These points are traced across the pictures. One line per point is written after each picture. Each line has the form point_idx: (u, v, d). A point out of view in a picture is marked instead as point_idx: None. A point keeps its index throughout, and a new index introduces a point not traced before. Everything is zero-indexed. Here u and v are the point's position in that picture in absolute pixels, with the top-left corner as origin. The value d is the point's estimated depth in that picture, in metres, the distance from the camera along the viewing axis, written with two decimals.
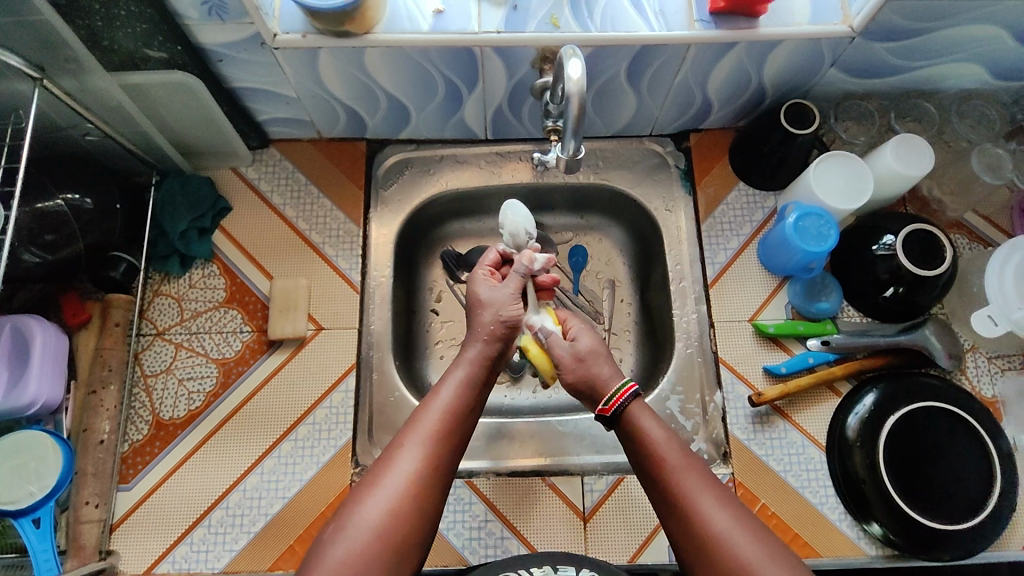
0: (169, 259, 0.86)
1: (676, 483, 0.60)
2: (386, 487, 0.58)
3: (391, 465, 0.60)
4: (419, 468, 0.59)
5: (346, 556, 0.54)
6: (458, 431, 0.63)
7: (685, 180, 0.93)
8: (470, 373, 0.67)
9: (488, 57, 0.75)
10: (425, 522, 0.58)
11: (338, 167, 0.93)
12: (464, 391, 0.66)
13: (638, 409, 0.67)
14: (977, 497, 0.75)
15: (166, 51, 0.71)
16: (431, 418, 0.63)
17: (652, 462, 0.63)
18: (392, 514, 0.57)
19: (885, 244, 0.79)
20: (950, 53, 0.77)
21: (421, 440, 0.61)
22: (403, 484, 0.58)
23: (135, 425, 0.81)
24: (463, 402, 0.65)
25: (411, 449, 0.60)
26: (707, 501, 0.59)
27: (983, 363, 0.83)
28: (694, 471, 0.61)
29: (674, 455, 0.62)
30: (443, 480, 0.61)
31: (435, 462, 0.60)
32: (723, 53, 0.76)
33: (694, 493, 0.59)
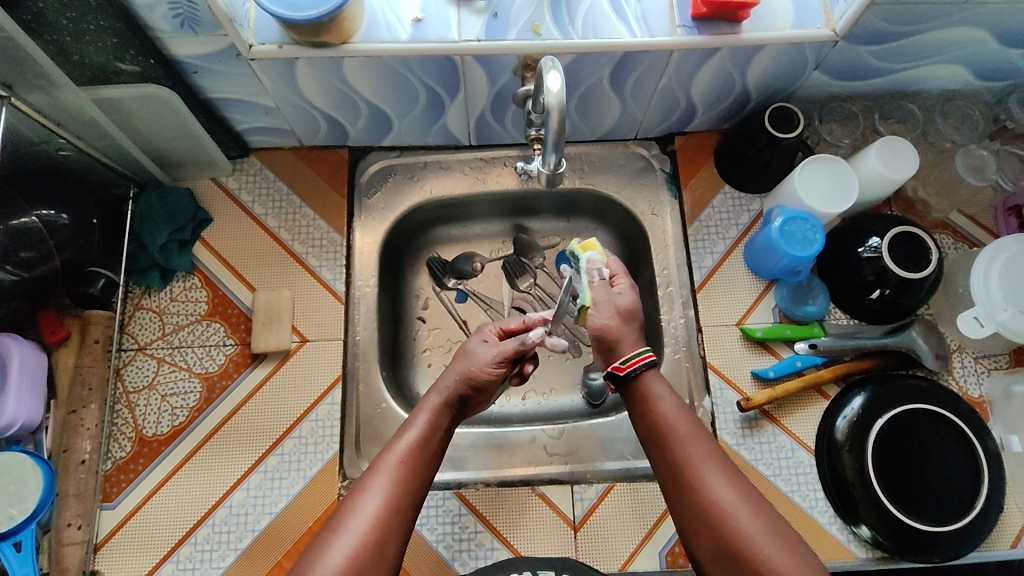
0: (150, 272, 0.85)
1: (680, 450, 0.62)
2: (350, 532, 0.57)
3: (353, 511, 0.58)
4: (381, 512, 0.58)
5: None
6: (421, 476, 0.63)
7: (671, 183, 0.93)
8: (433, 417, 0.67)
9: (469, 65, 0.74)
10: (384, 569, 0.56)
11: (321, 176, 0.92)
12: (428, 436, 0.65)
13: (651, 377, 0.67)
14: (965, 498, 0.75)
15: (139, 65, 0.69)
16: (394, 462, 0.62)
17: (660, 428, 0.64)
18: (353, 561, 0.55)
19: (872, 247, 0.79)
20: (932, 55, 0.77)
21: (384, 484, 0.60)
22: (365, 530, 0.57)
23: (117, 442, 0.80)
24: (426, 445, 0.64)
25: (374, 493, 0.59)
26: (710, 471, 0.60)
27: (969, 363, 0.83)
28: (698, 440, 0.62)
29: (679, 422, 0.63)
30: (402, 528, 0.59)
31: (397, 508, 0.59)
32: (707, 58, 0.75)
33: (699, 463, 0.60)
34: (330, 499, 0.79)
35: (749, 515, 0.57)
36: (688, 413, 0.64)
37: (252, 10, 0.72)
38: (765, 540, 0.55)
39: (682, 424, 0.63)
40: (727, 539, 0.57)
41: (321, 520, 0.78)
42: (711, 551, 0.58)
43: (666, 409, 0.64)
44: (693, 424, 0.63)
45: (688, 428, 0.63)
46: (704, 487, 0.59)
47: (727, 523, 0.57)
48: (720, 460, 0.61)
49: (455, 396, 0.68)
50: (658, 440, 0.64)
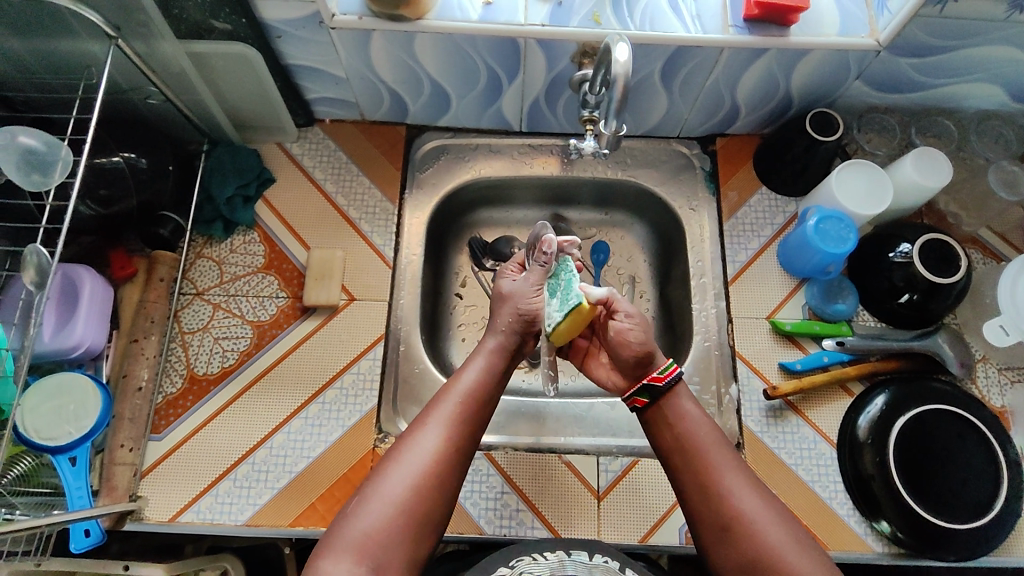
0: (213, 223, 0.90)
1: (705, 460, 0.65)
2: (408, 463, 0.62)
3: (412, 443, 0.64)
4: (439, 447, 0.63)
5: (370, 529, 0.58)
6: (477, 415, 0.67)
7: (710, 181, 0.97)
8: (492, 360, 0.70)
9: (532, 48, 0.80)
10: (442, 497, 0.62)
11: (378, 149, 0.98)
12: (486, 378, 0.68)
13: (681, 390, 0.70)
14: (985, 501, 0.76)
15: (231, 23, 0.76)
16: (452, 403, 0.66)
17: (683, 439, 0.67)
18: (412, 491, 0.61)
19: (902, 252, 0.82)
20: (970, 72, 0.81)
21: (442, 422, 0.65)
22: (424, 464, 0.62)
23: (169, 378, 0.84)
24: (483, 388, 0.68)
25: (432, 429, 0.64)
26: (740, 486, 0.63)
27: (992, 373, 0.85)
28: (722, 448, 0.66)
29: (707, 436, 0.67)
30: (459, 461, 0.64)
31: (453, 445, 0.64)
32: (755, 58, 0.80)
33: (725, 474, 0.64)
34: (366, 449, 0.82)
35: (778, 526, 0.61)
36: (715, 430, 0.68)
37: None
38: (789, 550, 0.59)
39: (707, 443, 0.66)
40: (749, 545, 0.60)
41: (355, 468, 0.81)
42: (731, 559, 0.61)
43: (695, 422, 0.67)
44: (717, 438, 0.67)
45: (712, 438, 0.67)
46: (731, 496, 0.62)
47: (752, 530, 0.60)
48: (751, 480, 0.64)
49: (512, 343, 0.71)
50: (678, 450, 0.67)
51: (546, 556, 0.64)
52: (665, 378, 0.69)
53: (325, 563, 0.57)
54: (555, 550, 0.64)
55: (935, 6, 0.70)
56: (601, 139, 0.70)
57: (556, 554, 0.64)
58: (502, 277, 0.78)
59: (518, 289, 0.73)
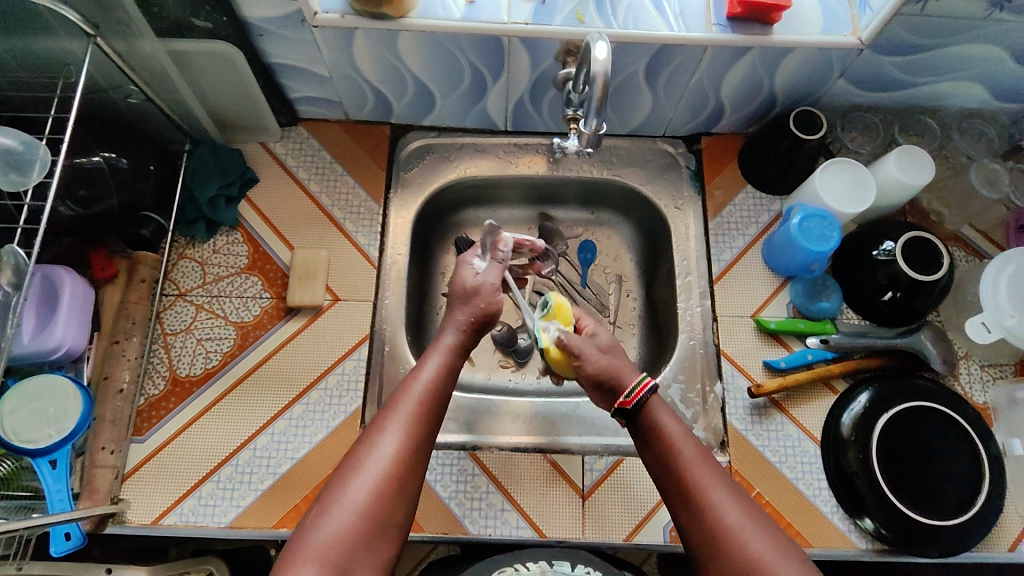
0: (196, 224, 0.90)
1: (686, 474, 0.64)
2: (369, 468, 0.61)
3: (373, 447, 0.62)
4: (399, 450, 0.63)
5: (331, 537, 0.57)
6: (435, 413, 0.66)
7: (695, 180, 0.97)
8: (447, 358, 0.70)
9: (515, 47, 0.79)
10: (404, 497, 0.62)
11: (363, 149, 0.97)
12: (442, 376, 0.69)
13: (655, 403, 0.69)
14: (967, 497, 0.77)
15: (212, 21, 0.75)
16: (411, 403, 0.65)
17: (666, 454, 0.65)
18: (373, 496, 0.60)
19: (886, 250, 0.83)
20: (952, 70, 0.82)
21: (401, 424, 0.64)
22: (384, 464, 0.61)
23: (151, 380, 0.84)
24: (441, 386, 0.68)
25: (392, 431, 0.63)
26: (722, 498, 0.62)
27: (975, 370, 0.85)
28: (704, 462, 0.64)
29: (687, 448, 0.65)
30: (419, 463, 0.64)
31: (412, 444, 0.63)
32: (738, 57, 0.80)
33: (707, 486, 0.62)
34: (350, 450, 0.82)
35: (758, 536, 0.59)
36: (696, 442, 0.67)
37: None
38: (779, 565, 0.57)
39: (689, 456, 0.65)
40: (734, 559, 0.58)
41: (340, 469, 0.81)
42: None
43: (676, 434, 0.66)
44: (698, 449, 0.66)
45: (694, 451, 0.65)
46: (714, 508, 0.61)
47: (737, 543, 0.59)
48: (731, 489, 0.63)
49: (465, 340, 0.72)
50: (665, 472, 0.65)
51: (529, 566, 0.64)
52: (635, 401, 0.68)
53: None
54: (538, 560, 0.65)
55: (916, 5, 0.71)
56: (580, 138, 0.71)
57: (538, 564, 0.64)
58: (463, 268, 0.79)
59: (483, 285, 0.76)
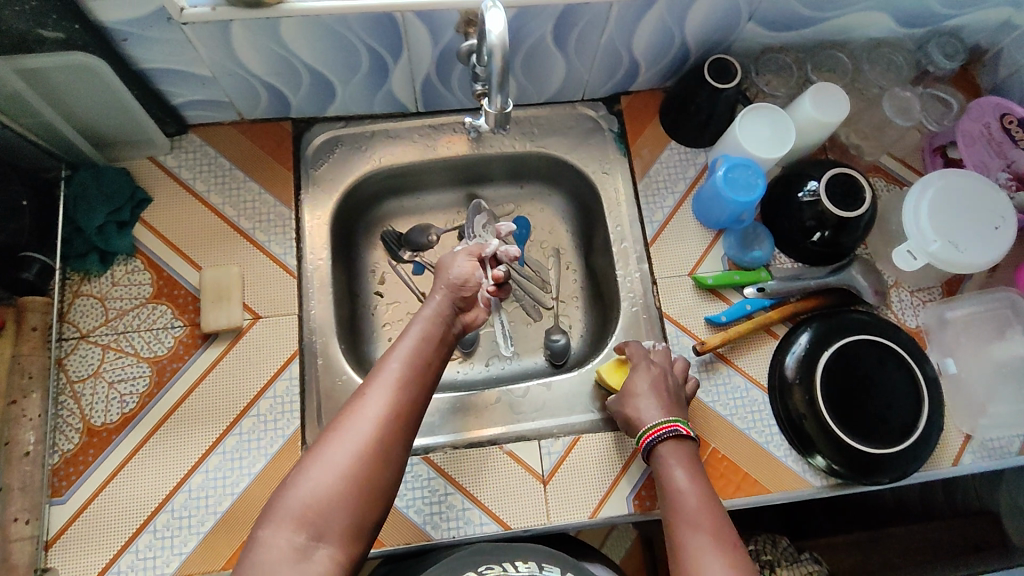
0: (88, 256, 0.81)
1: (677, 525, 0.63)
2: (352, 431, 0.60)
3: (357, 410, 0.62)
4: (385, 413, 0.61)
5: (313, 496, 0.57)
6: (423, 377, 0.66)
7: (620, 142, 0.94)
8: (433, 324, 0.71)
9: (410, 22, 0.73)
10: (389, 459, 0.61)
11: (265, 150, 0.90)
12: (427, 341, 0.69)
13: (665, 452, 0.70)
14: (909, 421, 0.78)
15: (63, 30, 0.66)
16: (396, 367, 0.65)
17: (666, 504, 0.66)
18: (357, 457, 0.59)
19: (810, 191, 0.82)
20: (855, 2, 0.81)
21: (386, 387, 0.63)
22: (370, 427, 0.60)
23: (64, 434, 0.77)
24: (426, 353, 0.68)
25: (375, 396, 0.62)
26: (707, 555, 0.59)
27: (906, 297, 0.87)
28: (702, 516, 0.63)
29: (693, 509, 0.64)
30: (408, 428, 0.63)
31: (400, 410, 0.62)
32: (644, 11, 0.77)
33: (696, 543, 0.61)
34: None
35: None
36: (708, 496, 0.66)
37: None
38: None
39: (686, 505, 0.64)
40: None
41: None
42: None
43: (676, 487, 0.66)
44: (706, 506, 0.64)
45: (697, 504, 0.64)
46: (698, 565, 0.59)
47: None
48: (722, 546, 0.60)
49: (446, 312, 0.73)
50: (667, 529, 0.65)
51: (517, 565, 0.61)
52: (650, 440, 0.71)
53: (265, 534, 0.55)
54: (527, 561, 0.61)
55: None
56: (489, 119, 0.66)
57: (527, 565, 0.61)
58: (455, 255, 0.79)
59: (462, 269, 0.76)
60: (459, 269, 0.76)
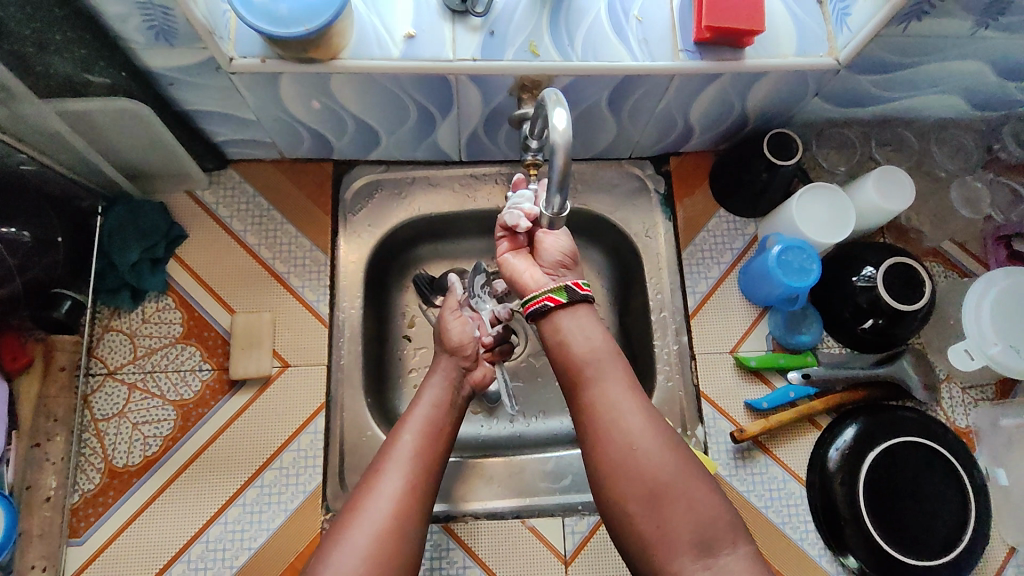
0: (120, 292, 0.80)
1: (598, 387, 0.64)
2: (371, 512, 0.60)
3: (374, 489, 0.62)
4: (401, 490, 0.63)
5: None
6: (435, 451, 0.68)
7: (666, 206, 0.91)
8: (441, 395, 0.72)
9: (464, 84, 0.71)
10: (411, 535, 0.61)
11: (304, 191, 0.88)
12: (437, 412, 0.71)
13: (571, 314, 0.69)
14: (953, 531, 0.75)
15: (109, 76, 0.65)
16: (408, 442, 0.67)
17: (579, 366, 0.66)
18: (378, 538, 0.59)
19: (866, 276, 0.78)
20: (930, 85, 0.77)
21: (402, 463, 0.65)
22: (391, 504, 0.61)
23: (85, 474, 0.76)
24: (436, 423, 0.70)
25: (392, 473, 0.64)
26: (623, 405, 0.63)
27: (957, 393, 0.83)
28: (617, 376, 0.65)
29: (619, 375, 0.65)
30: (425, 501, 0.64)
31: (417, 483, 0.64)
32: (708, 83, 0.73)
33: (615, 397, 0.64)
34: (314, 532, 0.76)
35: (666, 452, 0.61)
36: (619, 358, 0.67)
37: (232, 20, 0.66)
38: (689, 479, 0.60)
39: (597, 356, 0.66)
40: (644, 479, 0.60)
41: (303, 556, 0.75)
42: (630, 497, 0.60)
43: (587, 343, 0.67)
44: (622, 373, 0.66)
45: (621, 378, 0.65)
46: (620, 422, 0.62)
47: (642, 461, 0.60)
48: (637, 394, 0.64)
49: (454, 374, 0.75)
50: (586, 389, 0.65)
51: None
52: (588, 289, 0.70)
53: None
54: None
55: (898, 26, 0.64)
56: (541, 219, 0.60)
57: None
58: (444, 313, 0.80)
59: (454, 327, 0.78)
60: (455, 330, 0.78)
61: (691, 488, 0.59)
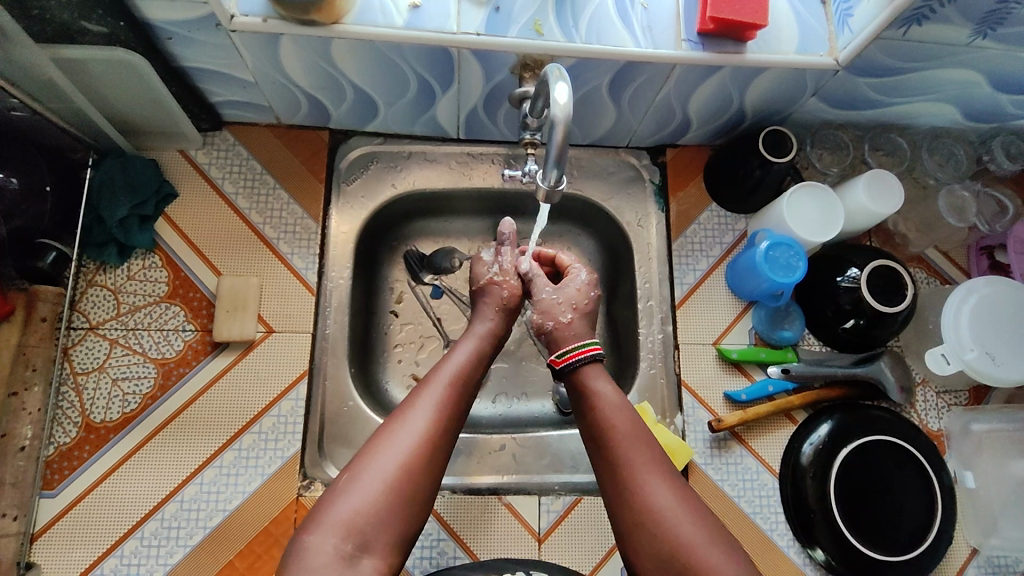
0: (106, 247, 0.80)
1: (621, 452, 0.60)
2: (398, 440, 0.57)
3: (405, 419, 0.59)
4: (432, 426, 0.58)
5: (359, 507, 0.53)
6: (467, 394, 0.64)
7: (659, 196, 0.92)
8: (480, 346, 0.69)
9: (466, 59, 0.71)
10: (434, 470, 0.57)
11: (298, 157, 0.87)
12: (474, 360, 0.67)
13: (589, 374, 0.67)
14: (918, 530, 0.77)
15: (106, 25, 0.64)
16: (444, 383, 0.62)
17: (600, 427, 0.62)
18: (404, 467, 0.55)
19: (850, 277, 0.80)
20: (927, 92, 0.78)
21: (434, 400, 0.60)
22: (420, 435, 0.58)
23: (62, 427, 0.75)
24: (472, 370, 0.66)
25: (422, 407, 0.60)
26: (648, 472, 0.58)
27: (931, 397, 0.85)
28: (639, 441, 0.61)
29: (631, 426, 0.62)
30: (451, 442, 0.60)
31: (448, 420, 0.60)
32: (708, 75, 0.73)
33: (640, 464, 0.59)
34: (289, 498, 0.76)
35: (692, 520, 0.55)
36: (641, 429, 0.62)
37: None
38: (708, 546, 0.54)
39: (618, 416, 0.62)
40: (668, 547, 0.54)
41: (277, 520, 0.75)
42: (646, 561, 0.56)
43: (608, 404, 0.63)
44: (644, 442, 0.61)
45: (627, 428, 0.62)
46: (645, 490, 0.57)
47: (668, 528, 0.55)
48: (661, 462, 0.60)
49: (497, 330, 0.72)
50: (603, 458, 0.61)
51: None
52: (563, 363, 0.68)
53: (309, 540, 0.52)
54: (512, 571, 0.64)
55: (899, 30, 0.65)
56: (537, 193, 0.60)
57: None
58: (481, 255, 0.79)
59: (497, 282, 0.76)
60: (493, 267, 0.77)
61: (718, 553, 0.53)
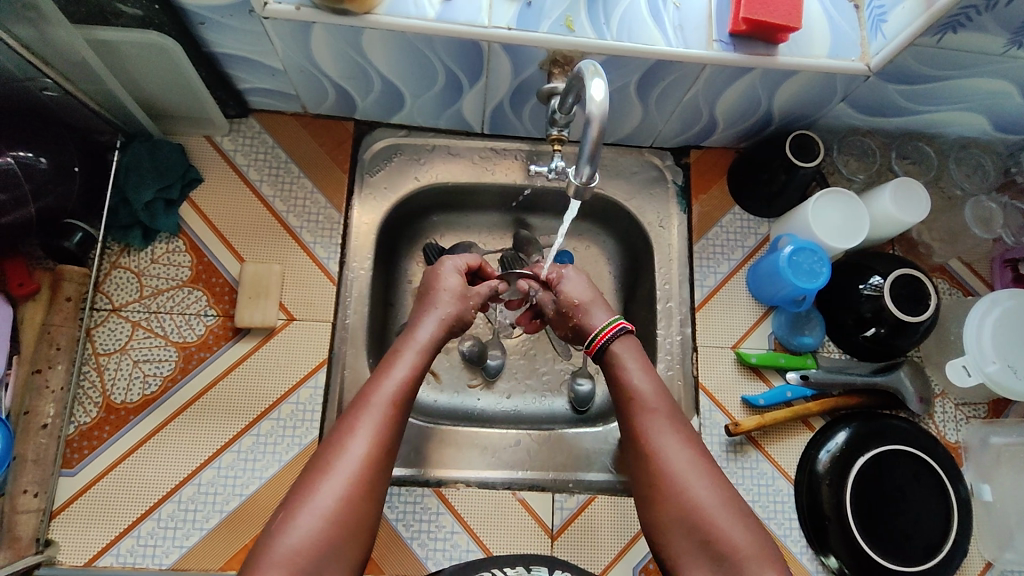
0: (131, 230, 0.80)
1: (642, 418, 0.62)
2: (338, 470, 0.54)
3: (340, 446, 0.56)
4: (369, 456, 0.56)
5: (302, 543, 0.51)
6: (404, 416, 0.61)
7: (682, 198, 0.91)
8: (418, 358, 0.65)
9: (496, 53, 0.71)
10: (373, 500, 0.55)
11: (323, 147, 0.88)
12: (412, 376, 0.63)
13: (619, 349, 0.68)
14: (933, 542, 0.77)
15: (141, 8, 0.64)
16: (382, 407, 0.59)
17: (626, 398, 0.64)
18: (343, 501, 0.53)
19: (873, 285, 0.79)
20: (957, 101, 0.77)
21: (372, 425, 0.57)
22: (356, 467, 0.55)
23: (83, 407, 0.76)
24: (410, 387, 0.62)
25: (361, 433, 0.57)
26: (666, 436, 0.60)
27: (950, 409, 0.84)
28: (661, 410, 0.63)
29: (654, 399, 0.63)
30: (388, 468, 0.58)
31: (385, 447, 0.57)
32: (738, 76, 0.73)
33: (657, 431, 0.61)
34: None
35: (705, 484, 0.57)
36: (664, 401, 0.64)
37: None
38: (718, 511, 0.55)
39: (644, 385, 0.64)
40: (682, 508, 0.56)
41: None
42: (660, 523, 0.57)
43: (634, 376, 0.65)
44: (666, 413, 0.63)
45: (654, 398, 0.63)
46: (660, 454, 0.59)
47: (682, 489, 0.57)
48: (678, 429, 0.61)
49: (438, 341, 0.68)
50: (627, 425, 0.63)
51: (505, 571, 0.60)
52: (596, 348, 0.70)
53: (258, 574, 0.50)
54: (514, 565, 0.61)
55: (934, 37, 0.64)
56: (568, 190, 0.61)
57: (515, 569, 0.61)
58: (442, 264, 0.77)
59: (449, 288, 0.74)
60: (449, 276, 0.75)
61: (726, 520, 0.55)
